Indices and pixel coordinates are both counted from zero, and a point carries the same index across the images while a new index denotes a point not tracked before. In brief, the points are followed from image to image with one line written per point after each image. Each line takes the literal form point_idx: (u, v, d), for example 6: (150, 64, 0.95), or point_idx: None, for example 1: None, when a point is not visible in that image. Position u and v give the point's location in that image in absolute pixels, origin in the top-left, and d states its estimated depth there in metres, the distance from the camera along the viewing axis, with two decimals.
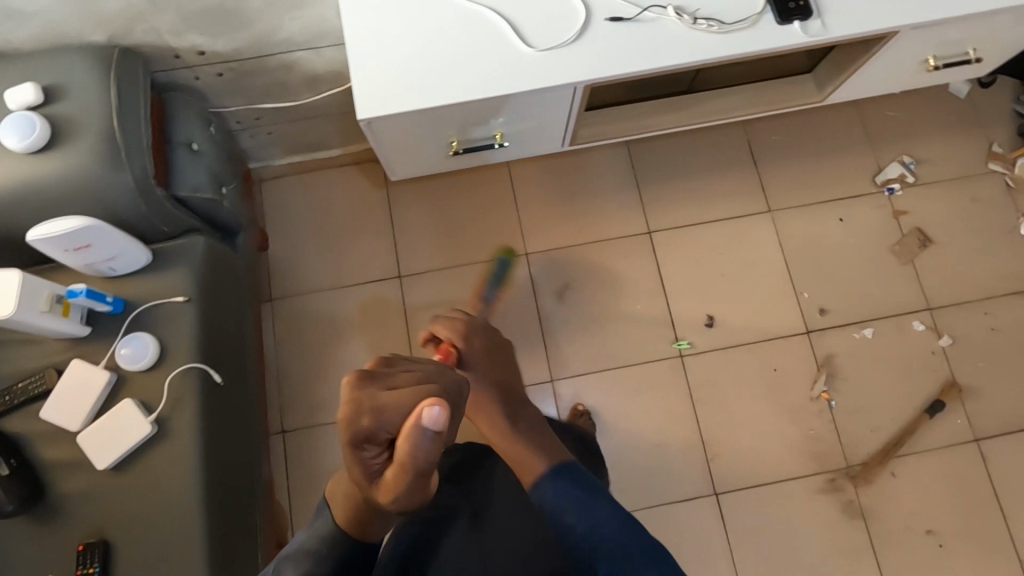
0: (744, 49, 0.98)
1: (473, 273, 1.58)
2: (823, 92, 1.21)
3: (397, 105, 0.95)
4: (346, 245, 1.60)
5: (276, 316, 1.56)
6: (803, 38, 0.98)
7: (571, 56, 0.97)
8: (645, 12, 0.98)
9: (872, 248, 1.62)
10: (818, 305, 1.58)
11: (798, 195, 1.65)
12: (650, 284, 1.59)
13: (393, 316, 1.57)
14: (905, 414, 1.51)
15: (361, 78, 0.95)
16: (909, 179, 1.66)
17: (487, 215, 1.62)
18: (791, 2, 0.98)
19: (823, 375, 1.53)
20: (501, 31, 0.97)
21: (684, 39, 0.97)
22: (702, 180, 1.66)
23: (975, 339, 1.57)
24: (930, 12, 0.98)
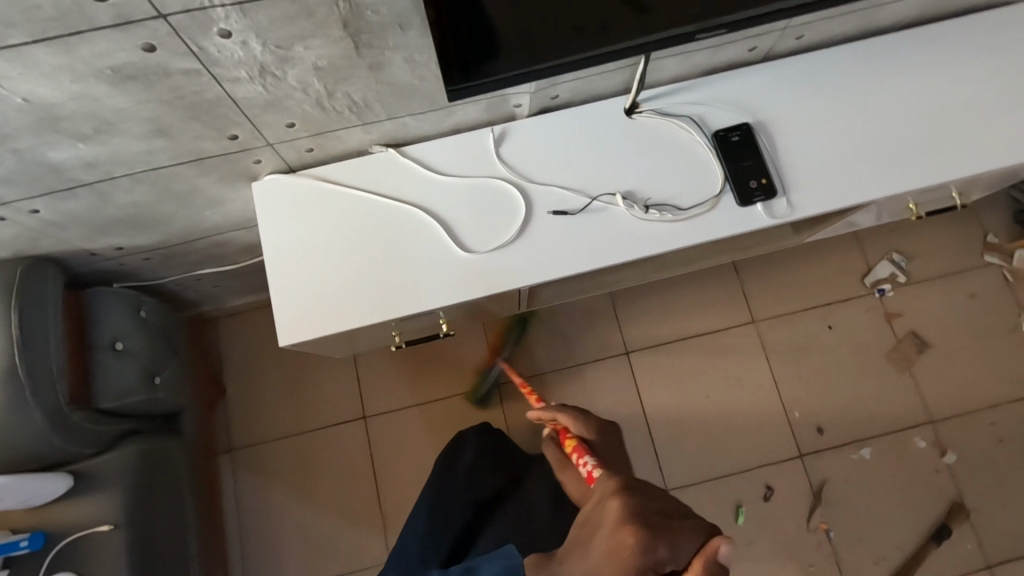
0: (704, 236, 0.88)
1: (445, 409, 1.50)
2: (801, 235, 1.12)
3: (318, 326, 0.86)
4: (308, 384, 1.52)
5: (236, 469, 1.47)
6: (768, 221, 0.88)
7: (512, 258, 0.87)
8: (591, 202, 0.89)
9: (864, 356, 1.52)
10: (812, 424, 1.48)
11: (780, 303, 1.55)
12: (629, 411, 1.49)
13: (359, 461, 1.48)
14: (911, 542, 1.41)
15: (280, 296, 0.87)
16: (901, 278, 1.56)
17: (456, 344, 1.53)
18: (754, 182, 0.88)
19: (819, 504, 1.43)
20: (432, 232, 0.88)
21: (636, 230, 0.88)
22: (680, 292, 1.56)
23: (982, 454, 1.46)
24: (906, 184, 0.89)
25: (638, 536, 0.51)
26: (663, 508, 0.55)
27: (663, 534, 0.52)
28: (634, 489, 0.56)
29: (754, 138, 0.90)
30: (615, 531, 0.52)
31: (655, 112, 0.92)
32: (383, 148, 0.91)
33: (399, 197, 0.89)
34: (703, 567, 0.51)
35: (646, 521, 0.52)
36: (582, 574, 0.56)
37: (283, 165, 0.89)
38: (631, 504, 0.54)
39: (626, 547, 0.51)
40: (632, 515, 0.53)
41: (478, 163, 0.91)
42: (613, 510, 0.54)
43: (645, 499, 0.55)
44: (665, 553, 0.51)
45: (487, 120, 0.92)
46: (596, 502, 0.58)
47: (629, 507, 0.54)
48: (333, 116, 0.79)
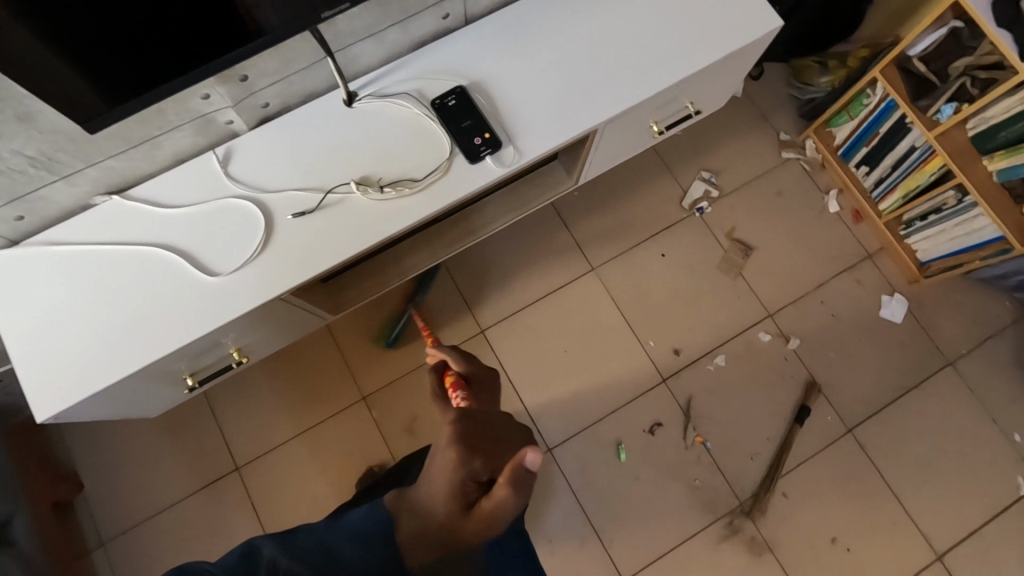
0: (442, 202, 0.91)
1: (318, 436, 1.48)
2: (573, 177, 1.17)
3: (80, 391, 0.83)
4: (171, 454, 1.46)
5: (113, 560, 1.40)
6: (500, 171, 0.92)
7: (263, 271, 0.87)
8: (328, 195, 0.90)
9: (699, 272, 1.61)
10: (667, 348, 1.56)
11: (613, 245, 1.62)
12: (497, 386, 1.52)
13: (242, 513, 1.44)
14: (778, 429, 1.51)
15: (32, 372, 0.83)
16: (714, 193, 1.67)
17: (313, 371, 1.52)
18: (477, 137, 0.92)
19: (690, 420, 1.51)
20: (175, 265, 0.87)
21: (377, 211, 0.90)
22: (518, 259, 1.60)
23: (819, 330, 1.58)
24: (617, 107, 0.96)
25: (456, 449, 0.68)
26: (480, 434, 0.72)
27: (483, 451, 0.69)
28: (463, 416, 0.74)
29: (470, 98, 0.94)
30: (444, 447, 0.70)
31: (373, 96, 0.94)
32: (106, 197, 0.88)
33: (135, 240, 0.88)
34: (516, 470, 0.65)
35: (470, 439, 0.70)
36: (422, 486, 0.74)
37: (4, 240, 0.86)
38: (466, 422, 0.73)
39: (453, 461, 0.68)
40: (458, 437, 0.70)
41: (209, 187, 0.90)
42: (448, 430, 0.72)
43: (473, 426, 0.72)
44: (484, 466, 0.68)
45: (209, 143, 0.92)
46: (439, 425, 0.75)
47: (462, 431, 0.71)
48: (19, 177, 0.78)
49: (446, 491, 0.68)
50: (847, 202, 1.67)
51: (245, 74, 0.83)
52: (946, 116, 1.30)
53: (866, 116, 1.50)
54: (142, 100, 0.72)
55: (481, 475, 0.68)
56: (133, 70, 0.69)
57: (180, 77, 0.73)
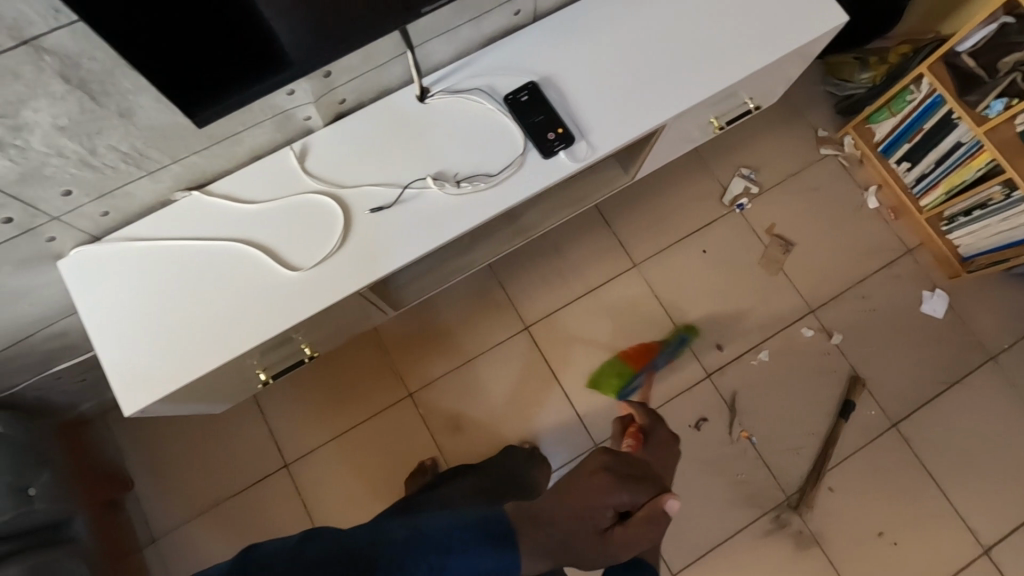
0: (518, 196, 0.92)
1: (365, 433, 1.49)
2: (630, 172, 1.18)
3: (165, 385, 0.84)
4: (219, 451, 1.47)
5: (164, 557, 1.40)
6: (573, 166, 0.93)
7: (342, 266, 0.88)
8: (405, 190, 0.91)
9: (741, 269, 1.62)
10: (711, 344, 1.56)
11: (654, 241, 1.63)
12: (543, 382, 1.53)
13: (291, 510, 1.44)
14: (823, 424, 1.52)
15: (118, 367, 0.84)
16: (754, 190, 1.67)
17: (360, 368, 1.52)
18: (550, 132, 0.93)
19: (735, 415, 1.51)
20: (256, 260, 0.88)
21: (454, 206, 0.91)
22: (560, 256, 1.61)
23: (861, 325, 1.59)
24: (687, 101, 0.96)
25: (606, 477, 0.70)
26: (630, 474, 0.72)
27: (632, 483, 0.70)
28: (615, 461, 0.72)
29: (542, 93, 0.95)
30: (590, 475, 0.70)
31: (445, 92, 0.95)
32: (185, 193, 0.89)
33: (214, 235, 0.88)
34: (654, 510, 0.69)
35: (621, 475, 0.70)
36: (553, 514, 0.71)
37: (85, 235, 0.87)
38: (612, 472, 0.71)
39: (603, 487, 0.69)
40: (610, 469, 0.71)
41: (285, 183, 0.91)
42: (596, 464, 0.71)
43: (625, 463, 0.73)
44: (627, 498, 0.69)
45: (284, 139, 0.92)
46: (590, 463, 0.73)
47: (610, 466, 0.71)
48: (110, 173, 0.78)
49: (584, 511, 0.69)
50: (885, 198, 1.68)
51: (329, 70, 0.83)
52: (995, 112, 1.30)
53: (909, 113, 1.50)
54: (197, 118, 0.70)
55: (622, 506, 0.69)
56: (184, 85, 0.67)
57: (235, 93, 0.71)
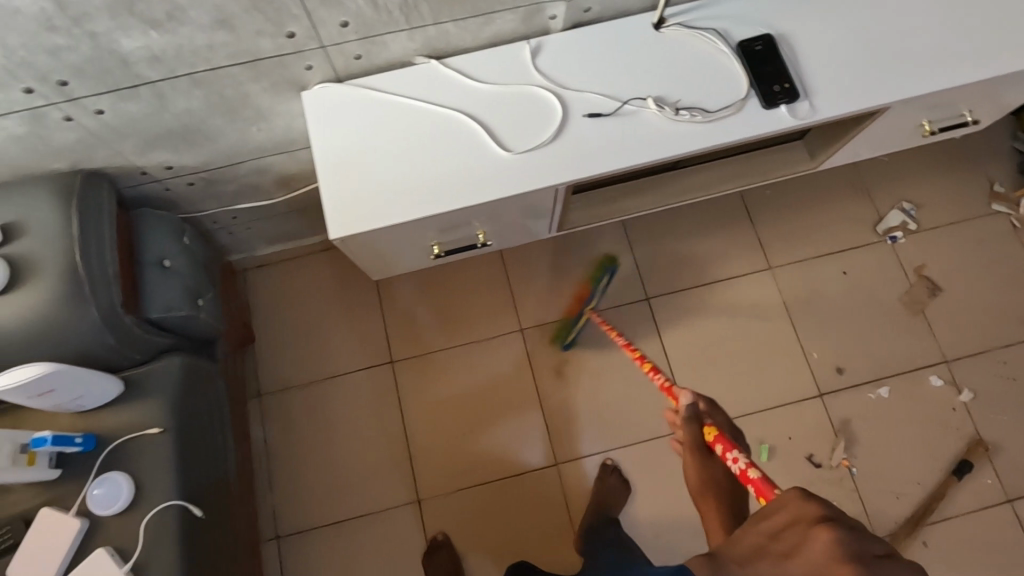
0: (732, 137, 0.93)
1: (471, 353, 1.53)
2: (817, 160, 1.17)
3: (369, 223, 0.90)
4: (335, 332, 1.55)
5: (267, 412, 1.49)
6: (791, 122, 0.93)
7: (550, 159, 0.92)
8: (623, 105, 0.94)
9: (878, 300, 1.57)
10: (830, 364, 1.52)
11: (796, 250, 1.60)
12: (651, 355, 1.53)
13: (387, 404, 1.50)
14: (931, 476, 1.44)
15: (331, 196, 0.91)
16: (911, 226, 1.61)
17: (480, 293, 1.57)
18: (776, 85, 0.94)
19: (840, 441, 1.46)
20: (475, 134, 0.93)
21: (667, 131, 0.93)
22: (698, 239, 1.61)
23: (995, 390, 1.49)
24: (923, 87, 0.94)
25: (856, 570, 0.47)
26: (869, 556, 0.48)
27: (878, 573, 0.48)
28: (849, 526, 0.50)
29: (776, 47, 0.96)
30: (818, 565, 0.49)
31: (681, 25, 0.97)
32: (426, 59, 0.95)
33: (441, 102, 0.94)
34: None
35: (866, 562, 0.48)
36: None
37: (332, 74, 0.94)
38: (845, 528, 0.50)
39: None
40: (849, 551, 0.48)
41: (515, 72, 0.96)
42: (824, 546, 0.49)
43: (863, 537, 0.49)
44: None
45: (522, 33, 0.97)
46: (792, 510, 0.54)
47: (845, 542, 0.49)
48: (384, 17, 0.85)
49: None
50: None
51: None
52: None
53: None
54: None
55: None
56: None
57: None
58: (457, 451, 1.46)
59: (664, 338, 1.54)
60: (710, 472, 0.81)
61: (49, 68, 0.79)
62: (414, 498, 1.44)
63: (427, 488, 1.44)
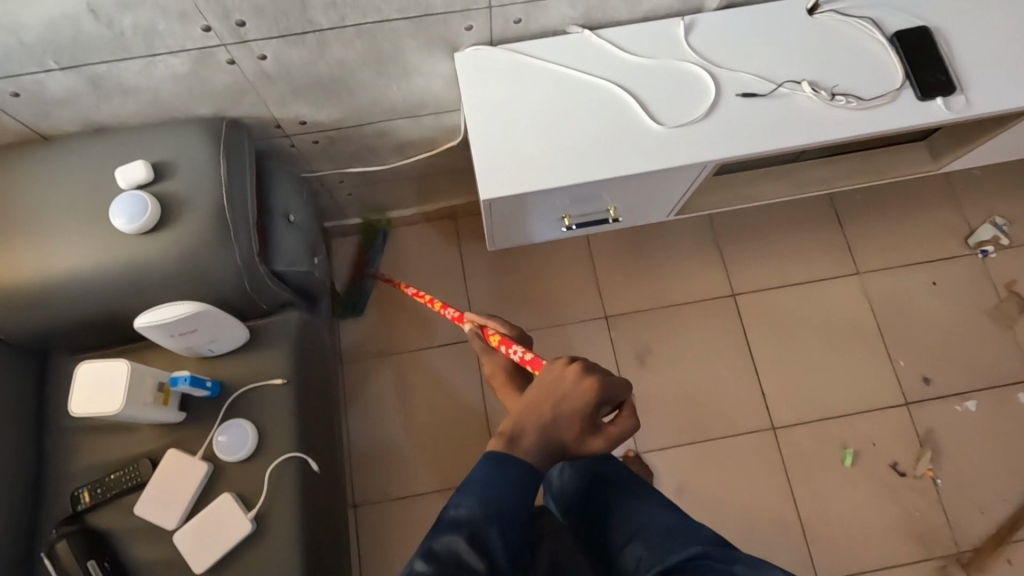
0: (886, 125, 0.92)
1: (554, 337, 1.53)
2: (940, 162, 1.16)
3: (519, 187, 0.90)
4: (418, 306, 1.55)
5: (348, 380, 1.49)
6: (947, 114, 0.92)
7: (703, 135, 0.92)
8: (777, 87, 0.93)
9: (967, 312, 1.55)
10: (916, 374, 1.50)
11: (885, 257, 1.59)
12: (736, 351, 1.52)
13: (467, 381, 1.49)
14: (1017, 494, 1.42)
15: (481, 158, 0.91)
16: (1003, 241, 1.59)
17: (565, 277, 1.57)
18: (933, 77, 0.93)
19: (926, 452, 1.44)
20: (628, 106, 0.93)
21: (821, 116, 0.92)
22: (786, 239, 1.60)
23: None
24: None
25: (597, 377, 0.67)
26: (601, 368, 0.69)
27: (607, 383, 0.68)
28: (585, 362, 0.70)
29: (932, 39, 0.95)
30: (578, 382, 0.67)
31: (835, 12, 0.97)
32: (580, 29, 0.96)
33: (594, 73, 0.94)
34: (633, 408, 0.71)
35: (602, 371, 0.69)
36: (553, 410, 0.67)
37: (488, 37, 0.95)
38: (587, 360, 0.69)
39: (589, 391, 0.67)
40: (588, 370, 0.68)
41: (669, 48, 0.96)
42: (576, 373, 0.67)
43: (595, 367, 0.69)
44: (611, 396, 0.69)
45: (677, 10, 0.97)
46: (551, 370, 0.70)
47: (584, 368, 0.68)
48: None
49: (578, 413, 0.66)
50: None
51: None
52: None
53: None
54: None
55: (610, 393, 0.69)
56: None
57: None
58: None
59: (749, 334, 1.53)
60: (497, 360, 0.89)
61: (235, 6, 0.80)
62: None
63: None
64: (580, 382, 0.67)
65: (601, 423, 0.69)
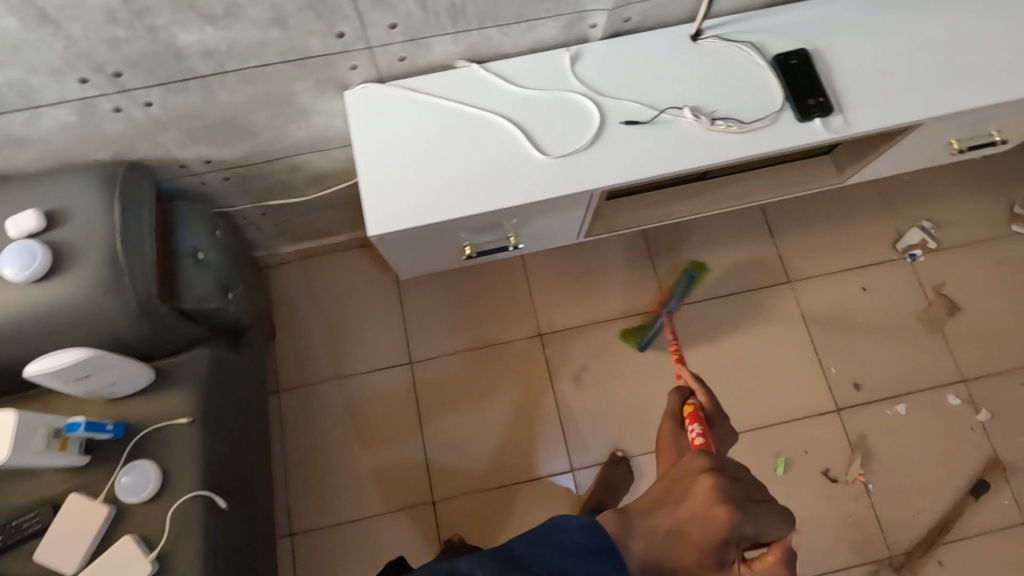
0: (767, 148, 0.94)
1: (490, 357, 1.54)
2: (844, 175, 1.18)
3: (408, 220, 0.91)
4: (355, 331, 1.56)
5: (286, 408, 1.50)
6: (826, 134, 0.94)
7: (587, 164, 0.93)
8: (660, 114, 0.95)
9: (898, 316, 1.57)
10: (848, 380, 1.51)
11: (814, 264, 1.61)
12: (669, 364, 1.53)
13: (404, 404, 1.51)
14: (947, 495, 1.43)
15: (370, 194, 0.92)
16: (930, 244, 1.62)
17: (500, 298, 1.58)
18: (811, 98, 0.95)
19: (857, 457, 1.46)
20: (514, 138, 0.95)
21: (702, 140, 0.94)
22: (718, 252, 1.61)
23: (1012, 411, 1.49)
24: (956, 103, 0.95)
25: (733, 507, 0.68)
26: (746, 492, 0.70)
27: (751, 513, 0.69)
28: (725, 473, 0.72)
29: (810, 61, 0.97)
30: (707, 505, 0.68)
31: (717, 37, 0.99)
32: (466, 63, 0.97)
33: (481, 106, 0.96)
34: (782, 551, 0.70)
35: (740, 505, 0.68)
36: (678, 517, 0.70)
37: (374, 74, 0.96)
38: (720, 475, 0.71)
39: (718, 520, 0.67)
40: (721, 494, 0.69)
41: (554, 79, 0.98)
42: (706, 490, 0.69)
43: (740, 484, 0.71)
44: (747, 527, 0.68)
45: (561, 41, 0.99)
46: (689, 465, 0.74)
47: (719, 486, 0.69)
48: (432, 19, 0.87)
49: (699, 538, 0.68)
50: None
51: None
52: None
53: None
54: None
55: (743, 533, 0.68)
56: None
57: None
58: (473, 454, 1.47)
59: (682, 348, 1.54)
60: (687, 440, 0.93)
61: (107, 59, 0.81)
62: (429, 500, 1.44)
63: (443, 490, 1.45)
64: (721, 491, 0.69)
65: (730, 559, 0.69)
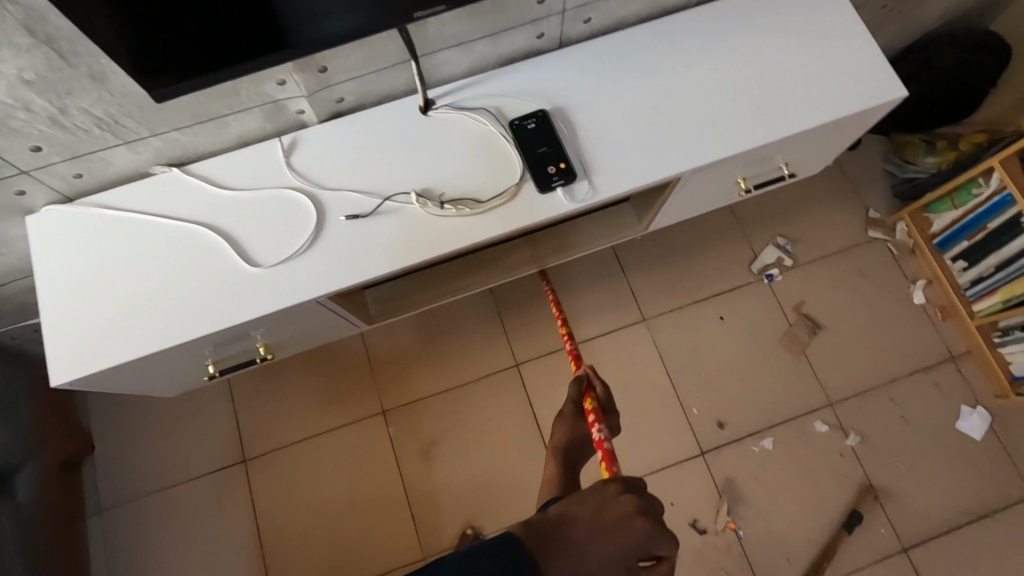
0: (506, 228, 0.84)
1: (331, 444, 1.42)
2: (643, 223, 1.08)
3: (97, 362, 0.79)
4: (184, 433, 1.43)
5: (109, 529, 1.36)
6: (569, 206, 0.85)
7: (304, 270, 0.83)
8: (384, 203, 0.85)
9: (759, 343, 1.49)
10: (711, 420, 1.44)
11: (668, 297, 1.53)
12: (523, 425, 1.43)
13: (240, 508, 1.38)
14: (821, 532, 1.36)
15: (53, 337, 0.80)
16: (787, 262, 1.55)
17: (339, 376, 1.47)
18: (550, 165, 0.85)
19: (725, 503, 1.37)
20: (220, 250, 0.83)
21: (433, 228, 0.84)
22: (568, 297, 1.52)
23: (882, 431, 1.43)
24: (706, 154, 0.87)
25: (648, 524, 0.65)
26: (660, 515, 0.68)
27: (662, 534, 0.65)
28: (644, 496, 0.69)
29: (550, 123, 0.88)
30: (629, 522, 0.65)
31: (449, 107, 0.90)
32: (165, 168, 0.86)
33: (183, 216, 0.85)
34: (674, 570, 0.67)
35: (660, 522, 0.66)
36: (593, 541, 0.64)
37: (57, 193, 0.85)
38: (643, 498, 0.68)
39: (636, 535, 0.64)
40: (644, 512, 0.66)
41: (266, 174, 0.87)
42: (631, 511, 0.66)
43: (655, 506, 0.69)
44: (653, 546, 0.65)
45: (275, 130, 0.90)
46: (610, 492, 0.68)
47: (641, 506, 0.67)
48: (83, 135, 0.77)
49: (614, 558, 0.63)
50: (935, 295, 1.52)
51: (325, 66, 0.81)
52: None
53: (973, 207, 1.37)
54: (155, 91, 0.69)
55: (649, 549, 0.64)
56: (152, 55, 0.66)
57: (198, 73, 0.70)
58: (317, 553, 1.35)
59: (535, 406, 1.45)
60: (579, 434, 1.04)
61: None
62: None
63: None
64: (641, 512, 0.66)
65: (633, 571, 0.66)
